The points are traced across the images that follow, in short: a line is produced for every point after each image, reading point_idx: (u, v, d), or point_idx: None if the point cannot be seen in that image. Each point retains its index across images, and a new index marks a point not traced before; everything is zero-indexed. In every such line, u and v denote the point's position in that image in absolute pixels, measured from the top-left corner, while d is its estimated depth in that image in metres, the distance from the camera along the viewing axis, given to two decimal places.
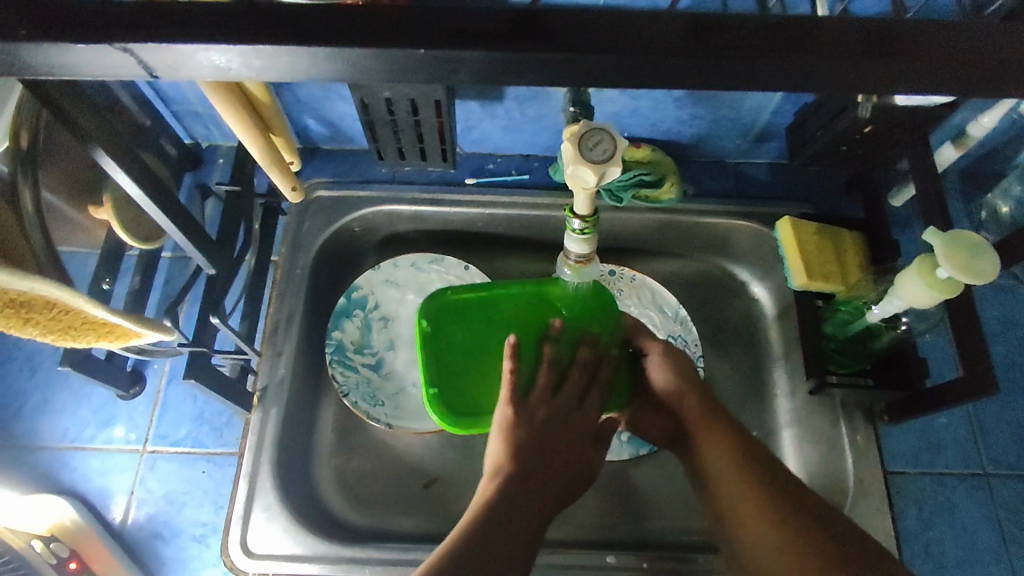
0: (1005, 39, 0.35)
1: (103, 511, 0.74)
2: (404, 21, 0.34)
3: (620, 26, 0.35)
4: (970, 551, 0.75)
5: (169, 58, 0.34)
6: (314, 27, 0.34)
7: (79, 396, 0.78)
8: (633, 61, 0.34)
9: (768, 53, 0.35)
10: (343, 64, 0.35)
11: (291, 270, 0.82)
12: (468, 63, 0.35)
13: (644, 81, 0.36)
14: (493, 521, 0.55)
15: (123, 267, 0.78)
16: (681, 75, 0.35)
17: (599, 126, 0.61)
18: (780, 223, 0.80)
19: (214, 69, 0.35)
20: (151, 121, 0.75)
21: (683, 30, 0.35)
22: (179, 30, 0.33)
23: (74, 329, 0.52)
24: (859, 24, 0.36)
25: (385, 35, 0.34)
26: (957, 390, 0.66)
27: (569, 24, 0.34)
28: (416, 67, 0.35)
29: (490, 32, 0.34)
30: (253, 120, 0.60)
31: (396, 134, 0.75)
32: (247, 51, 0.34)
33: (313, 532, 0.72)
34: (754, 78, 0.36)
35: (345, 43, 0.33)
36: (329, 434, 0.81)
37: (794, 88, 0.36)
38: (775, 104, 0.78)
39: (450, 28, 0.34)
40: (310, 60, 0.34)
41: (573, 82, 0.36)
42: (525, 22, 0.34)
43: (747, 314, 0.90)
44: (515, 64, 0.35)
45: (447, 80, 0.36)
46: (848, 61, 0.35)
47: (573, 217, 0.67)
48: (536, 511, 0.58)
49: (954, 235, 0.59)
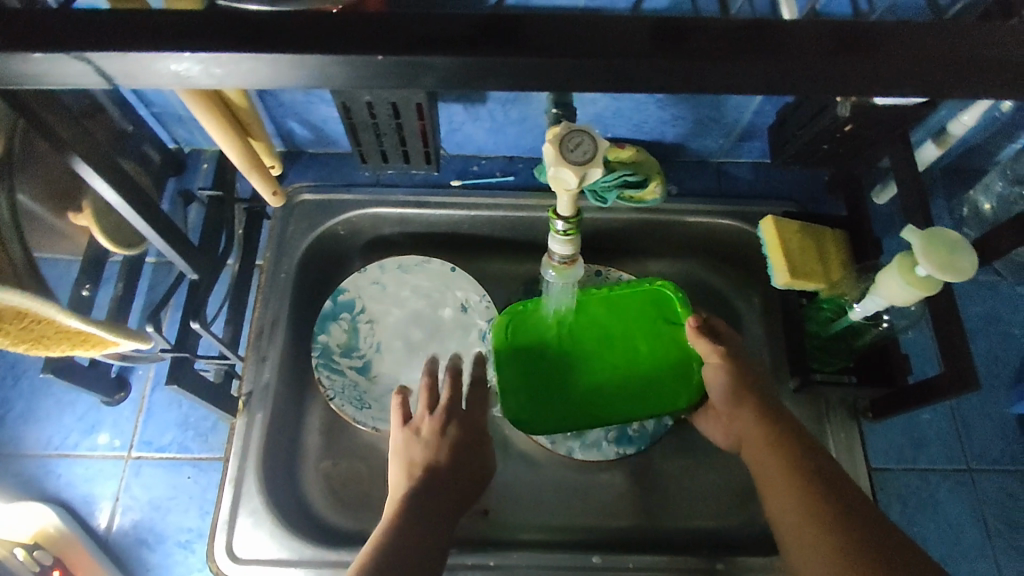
0: (970, 41, 0.36)
1: (88, 519, 0.73)
2: (372, 27, 0.34)
3: (587, 30, 0.35)
4: (954, 546, 0.75)
5: (132, 66, 0.34)
6: (282, 34, 0.34)
7: (63, 403, 0.77)
8: (601, 64, 0.35)
9: (735, 57, 0.35)
10: (312, 71, 0.35)
11: (275, 274, 0.82)
12: (434, 69, 0.35)
13: (614, 85, 0.36)
14: (396, 533, 0.56)
15: (106, 274, 0.77)
16: (650, 78, 0.36)
17: (580, 128, 0.61)
18: (762, 223, 0.81)
19: (178, 77, 0.35)
20: (134, 126, 0.74)
21: (651, 34, 0.35)
22: (143, 38, 0.33)
23: (48, 338, 0.52)
24: (829, 27, 0.36)
25: (354, 44, 0.34)
26: (938, 386, 0.67)
27: (536, 29, 0.35)
28: (383, 72, 0.35)
29: (457, 38, 0.34)
30: (232, 124, 0.60)
31: (379, 138, 0.75)
32: (212, 60, 0.34)
33: (299, 536, 0.72)
34: (722, 81, 0.36)
35: (312, 50, 0.33)
36: (315, 438, 0.81)
37: (763, 89, 0.36)
38: (756, 104, 0.78)
39: (417, 35, 0.34)
40: (277, 67, 0.34)
41: (542, 85, 0.36)
42: (494, 28, 0.34)
43: (732, 313, 0.90)
44: (482, 69, 0.35)
45: (416, 86, 0.36)
46: (815, 62, 0.35)
47: (556, 218, 0.67)
48: (440, 513, 0.59)
49: (933, 233, 0.60)
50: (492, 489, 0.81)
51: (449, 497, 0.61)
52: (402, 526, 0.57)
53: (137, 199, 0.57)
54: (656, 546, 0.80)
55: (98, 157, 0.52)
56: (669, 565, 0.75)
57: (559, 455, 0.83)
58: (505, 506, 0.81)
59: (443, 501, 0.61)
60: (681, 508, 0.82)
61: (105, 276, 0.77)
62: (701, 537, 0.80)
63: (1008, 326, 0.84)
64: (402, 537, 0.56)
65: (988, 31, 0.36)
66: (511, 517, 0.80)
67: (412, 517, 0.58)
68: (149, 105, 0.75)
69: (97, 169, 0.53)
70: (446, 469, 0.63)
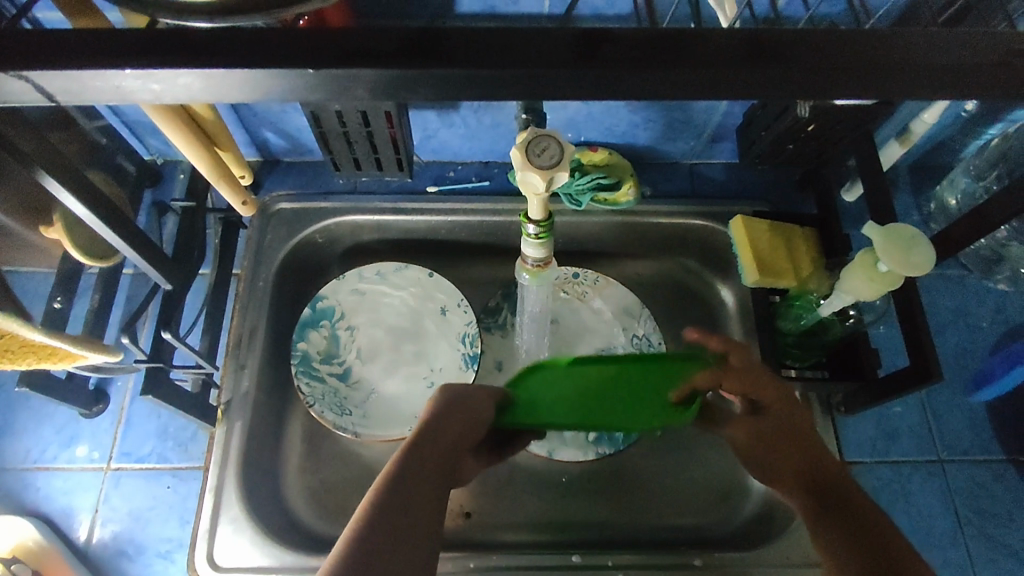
0: (900, 43, 0.37)
1: (67, 532, 0.73)
2: (320, 38, 0.35)
3: (528, 38, 0.36)
4: (928, 536, 0.77)
5: (82, 83, 0.35)
6: (230, 49, 0.34)
7: (41, 416, 0.77)
8: (542, 70, 0.36)
9: (674, 63, 0.36)
10: (258, 86, 0.35)
11: (253, 283, 0.83)
12: (377, 79, 0.36)
13: (556, 91, 0.37)
14: (369, 525, 0.48)
15: (82, 287, 0.78)
16: (589, 84, 0.37)
17: (546, 133, 0.62)
18: (732, 223, 0.83)
19: (129, 91, 0.36)
20: (107, 139, 0.75)
21: (590, 40, 0.36)
22: (91, 54, 0.34)
23: (12, 351, 0.52)
24: (765, 32, 0.37)
25: (299, 56, 0.35)
26: (905, 378, 0.68)
27: (477, 39, 0.36)
28: (329, 84, 0.36)
29: (402, 48, 0.35)
30: (200, 136, 0.61)
31: (351, 146, 0.76)
32: (153, 75, 0.34)
33: (280, 543, 0.72)
34: (663, 86, 0.37)
35: (259, 62, 0.34)
36: (295, 446, 0.81)
37: (703, 91, 0.37)
38: (724, 106, 0.80)
39: (361, 47, 0.35)
40: (225, 79, 0.35)
41: (486, 92, 0.37)
42: (439, 39, 0.35)
43: (709, 312, 0.91)
44: (424, 78, 0.36)
45: (352, 96, 0.37)
46: (751, 65, 0.36)
47: (527, 222, 0.68)
48: (426, 501, 0.51)
49: (891, 229, 0.61)
50: (473, 492, 0.82)
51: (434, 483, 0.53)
52: (377, 520, 0.49)
53: (106, 212, 0.58)
54: (637, 544, 0.81)
55: (64, 171, 0.53)
56: (649, 562, 0.75)
57: (539, 456, 0.84)
58: (487, 508, 0.82)
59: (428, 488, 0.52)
60: (661, 505, 0.83)
61: (81, 288, 0.77)
62: (680, 535, 0.81)
63: (977, 319, 0.85)
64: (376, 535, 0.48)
65: (918, 34, 0.37)
66: (492, 519, 0.81)
67: (390, 504, 0.50)
68: (121, 116, 0.75)
69: (64, 183, 0.53)
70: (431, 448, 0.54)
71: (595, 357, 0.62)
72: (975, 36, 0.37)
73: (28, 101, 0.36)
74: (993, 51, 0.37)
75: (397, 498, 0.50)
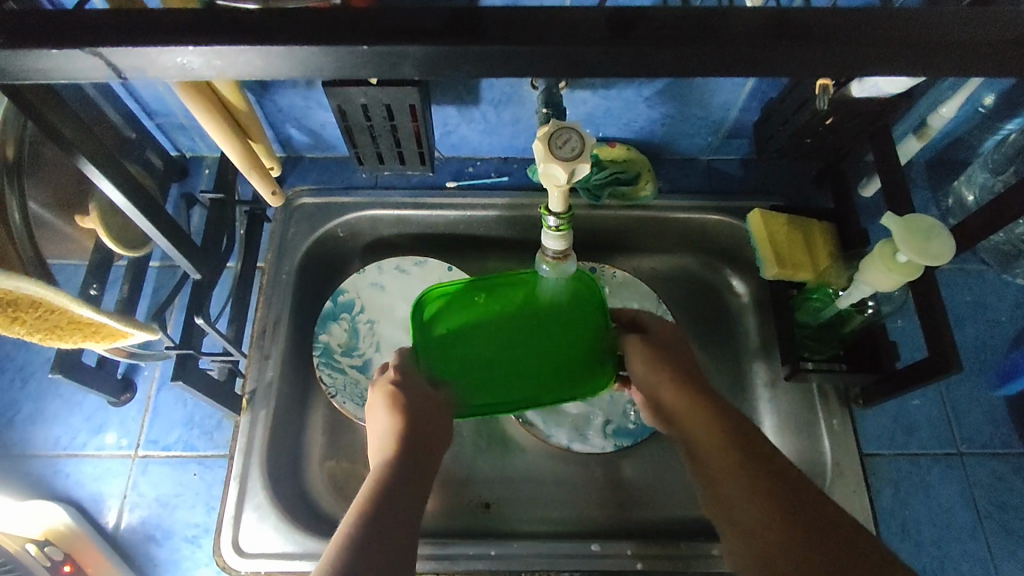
0: (925, 25, 0.38)
1: (96, 517, 0.75)
2: (360, 20, 0.36)
3: (559, 20, 0.37)
4: (947, 528, 0.77)
5: (138, 60, 0.36)
6: (275, 30, 0.36)
7: (71, 404, 0.79)
8: (574, 52, 0.37)
9: (703, 47, 0.37)
10: (302, 63, 0.37)
11: (277, 275, 0.84)
12: (416, 58, 0.37)
13: (586, 71, 0.38)
14: (364, 521, 0.56)
15: (112, 277, 0.79)
16: (619, 63, 0.38)
17: (569, 125, 0.63)
18: (749, 216, 0.84)
19: (182, 69, 0.37)
20: (137, 134, 0.77)
21: (622, 20, 0.37)
22: (145, 35, 0.35)
23: (60, 328, 0.54)
24: (792, 14, 0.38)
25: (342, 37, 0.36)
26: (924, 369, 0.68)
27: (510, 20, 0.37)
28: (369, 63, 0.37)
29: (439, 28, 0.36)
30: (233, 125, 0.63)
31: (374, 139, 0.78)
32: (200, 54, 0.36)
33: (303, 529, 0.74)
34: (690, 65, 0.38)
35: (303, 42, 0.36)
36: (318, 435, 0.83)
37: (730, 70, 0.39)
38: (741, 101, 0.81)
39: (400, 28, 0.36)
40: (271, 57, 0.36)
41: (518, 70, 0.38)
42: (475, 21, 0.37)
43: (724, 306, 0.92)
44: (460, 58, 0.37)
45: (393, 74, 0.38)
46: (777, 44, 0.37)
47: (548, 215, 0.69)
48: (414, 477, 0.63)
49: (911, 219, 0.62)
50: (492, 482, 0.83)
51: (413, 485, 0.62)
52: (369, 515, 0.56)
53: (141, 200, 0.60)
54: (653, 534, 0.81)
55: (103, 158, 0.55)
56: (669, 552, 0.76)
57: (557, 448, 0.85)
58: (506, 498, 0.83)
59: (410, 490, 0.61)
60: (678, 497, 0.83)
61: (111, 279, 0.79)
62: (698, 526, 0.82)
63: (996, 313, 0.85)
64: (369, 528, 0.55)
65: (943, 15, 0.38)
66: (510, 508, 0.82)
67: (387, 478, 0.61)
68: (153, 114, 0.78)
69: (102, 169, 0.55)
70: (410, 453, 0.64)
71: (523, 361, 0.80)
72: (999, 17, 0.38)
73: (89, 78, 0.38)
74: (1017, 32, 0.38)
75: (393, 479, 0.61)
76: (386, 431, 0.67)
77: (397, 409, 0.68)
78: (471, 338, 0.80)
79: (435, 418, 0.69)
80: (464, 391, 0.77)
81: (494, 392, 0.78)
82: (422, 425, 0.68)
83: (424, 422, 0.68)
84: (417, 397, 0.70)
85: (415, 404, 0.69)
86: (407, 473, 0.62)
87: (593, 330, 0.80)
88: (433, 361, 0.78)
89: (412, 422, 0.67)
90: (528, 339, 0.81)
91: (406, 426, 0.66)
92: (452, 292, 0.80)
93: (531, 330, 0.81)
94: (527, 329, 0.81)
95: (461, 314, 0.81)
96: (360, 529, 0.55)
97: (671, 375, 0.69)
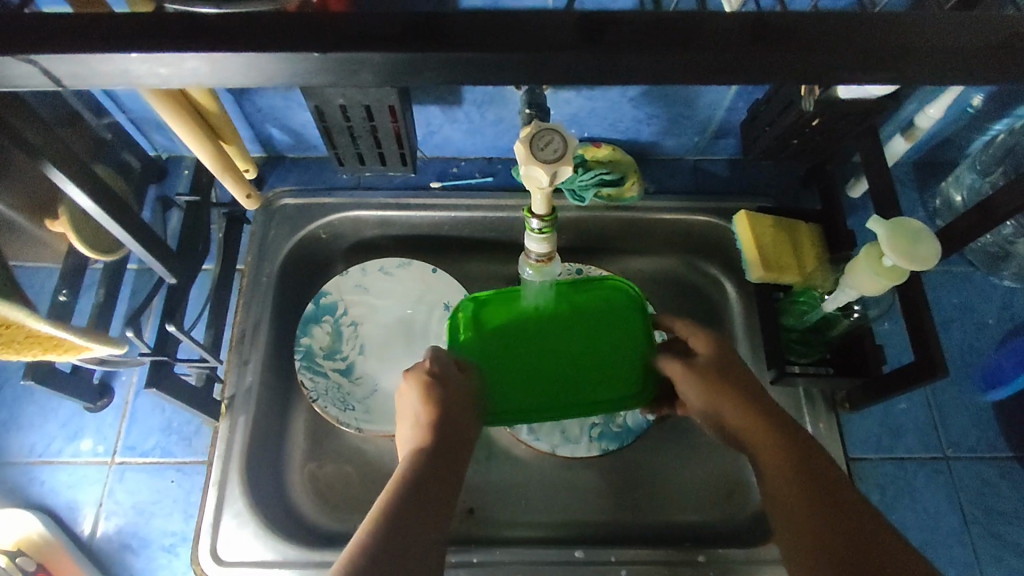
0: (907, 32, 0.37)
1: (72, 525, 0.73)
2: (320, 24, 0.35)
3: (531, 22, 0.36)
4: (932, 533, 0.76)
5: (80, 68, 0.35)
6: (232, 35, 0.34)
7: (46, 411, 0.78)
8: (546, 57, 0.36)
9: (678, 53, 0.36)
10: (264, 69, 0.35)
11: (257, 278, 0.83)
12: (377, 63, 0.36)
13: (559, 78, 0.37)
14: (385, 522, 0.55)
15: (86, 281, 0.78)
16: (595, 69, 0.37)
17: (550, 126, 0.62)
18: (736, 217, 0.83)
19: (129, 75, 0.36)
20: (112, 134, 0.75)
21: (598, 23, 0.36)
22: (95, 40, 0.34)
23: (17, 343, 0.52)
24: (773, 17, 0.37)
25: (301, 41, 0.35)
26: (910, 374, 0.68)
27: (482, 22, 0.36)
28: (332, 68, 0.36)
29: (404, 33, 0.35)
30: (205, 128, 0.61)
31: (355, 140, 0.76)
32: (156, 59, 0.34)
33: (283, 537, 0.73)
34: (668, 70, 0.37)
35: (260, 47, 0.34)
36: (299, 441, 0.82)
37: (708, 76, 0.38)
38: (727, 102, 0.80)
39: (365, 32, 0.35)
40: (226, 63, 0.35)
41: (489, 77, 0.37)
42: (444, 26, 0.35)
43: (711, 307, 0.91)
44: (427, 65, 0.36)
45: (354, 81, 0.37)
46: (758, 49, 0.36)
47: (531, 217, 0.68)
48: (441, 479, 0.61)
49: (897, 222, 0.61)
50: (476, 488, 0.82)
51: (441, 484, 0.61)
52: (392, 515, 0.55)
53: (111, 205, 0.58)
54: (639, 539, 0.81)
55: (69, 162, 0.53)
56: (654, 559, 0.75)
57: (543, 452, 0.84)
58: (490, 503, 0.82)
59: (438, 490, 0.60)
60: (665, 501, 0.83)
61: (86, 283, 0.78)
62: (685, 531, 0.81)
63: (983, 316, 0.85)
64: (392, 530, 0.54)
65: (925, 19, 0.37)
66: (495, 514, 0.81)
67: (415, 478, 0.59)
68: (126, 110, 0.75)
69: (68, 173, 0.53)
70: (440, 452, 0.63)
71: (559, 370, 0.79)
72: (981, 22, 0.37)
73: (34, 85, 0.37)
74: (999, 37, 0.37)
75: (420, 481, 0.59)
76: (415, 425, 0.65)
77: (430, 403, 0.65)
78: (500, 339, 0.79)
79: (466, 414, 0.67)
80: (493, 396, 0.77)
81: (515, 396, 0.78)
82: (455, 422, 0.66)
83: (457, 418, 0.66)
84: (451, 390, 0.67)
85: (449, 397, 0.67)
86: (433, 474, 0.61)
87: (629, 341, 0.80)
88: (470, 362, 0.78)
89: (444, 418, 0.65)
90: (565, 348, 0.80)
91: (438, 421, 0.64)
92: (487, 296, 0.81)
93: (566, 336, 0.80)
94: (562, 335, 0.80)
95: (494, 318, 0.80)
96: (381, 530, 0.54)
97: (721, 385, 0.66)
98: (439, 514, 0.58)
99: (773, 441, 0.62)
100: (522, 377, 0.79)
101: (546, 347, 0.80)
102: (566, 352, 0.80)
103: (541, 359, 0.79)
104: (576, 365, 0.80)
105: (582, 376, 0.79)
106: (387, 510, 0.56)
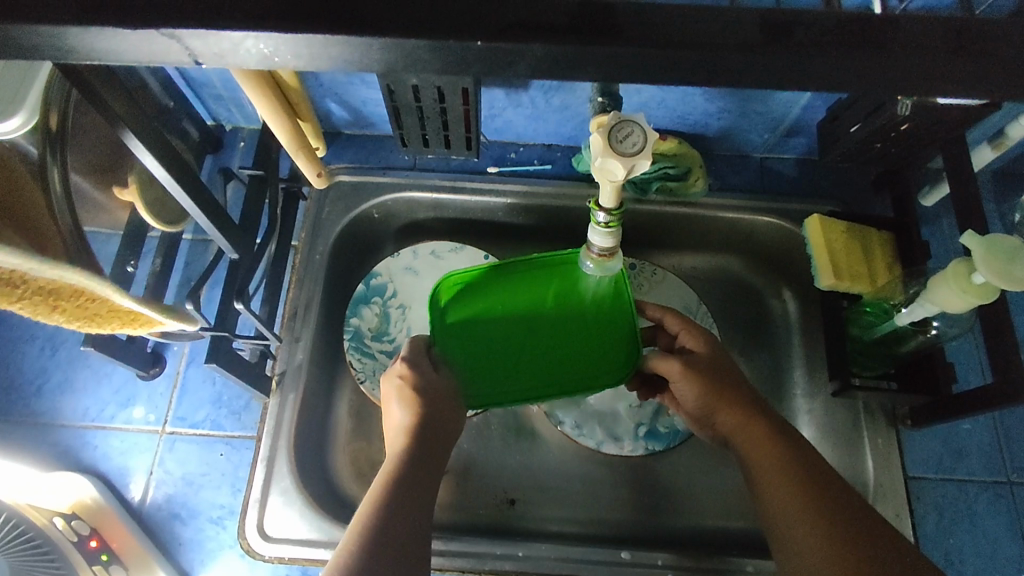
0: None
1: (122, 491, 0.74)
2: (460, 8, 0.32)
3: (687, 18, 0.33)
4: (991, 559, 0.74)
5: (222, 45, 0.32)
6: (369, 20, 0.31)
7: (101, 375, 0.78)
8: (710, 58, 0.33)
9: (865, 58, 0.33)
10: (399, 56, 0.33)
11: (310, 255, 0.82)
12: (529, 56, 0.33)
13: (707, 79, 0.35)
14: (376, 524, 0.54)
15: (145, 249, 0.78)
16: (750, 70, 0.34)
17: (630, 117, 0.57)
18: (807, 221, 0.79)
19: (264, 57, 0.33)
20: (174, 102, 0.74)
21: (756, 23, 0.33)
22: (226, 11, 0.31)
23: (100, 316, 0.52)
24: (973, 25, 0.33)
25: (452, 31, 0.32)
26: (988, 397, 0.65)
27: (639, 17, 0.33)
28: (471, 60, 0.33)
29: (559, 24, 0.32)
30: (285, 109, 0.61)
31: (421, 121, 0.75)
32: (298, 40, 0.31)
33: (328, 517, 0.72)
34: (824, 77, 0.34)
35: (398, 33, 0.31)
36: (344, 421, 0.81)
37: (858, 87, 0.34)
38: (806, 100, 0.76)
39: (512, 21, 0.32)
40: (364, 50, 0.32)
41: (638, 77, 0.34)
42: (606, 15, 0.33)
43: (766, 311, 0.89)
44: (574, 59, 0.33)
45: (503, 74, 0.34)
46: (924, 58, 0.33)
47: (597, 209, 0.62)
48: (427, 478, 0.60)
49: (992, 239, 0.58)
50: (518, 479, 0.82)
51: (421, 483, 0.59)
52: (378, 515, 0.54)
53: (182, 175, 0.57)
54: (681, 543, 0.79)
55: (145, 129, 0.52)
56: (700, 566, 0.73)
57: (587, 447, 0.83)
58: (533, 495, 0.81)
59: (421, 489, 0.59)
60: (707, 506, 0.81)
61: (144, 250, 0.78)
62: (728, 536, 0.80)
63: None
64: (382, 529, 0.54)
65: None
66: (536, 508, 0.80)
67: (402, 479, 0.58)
68: (192, 83, 0.75)
69: (147, 144, 0.52)
70: (424, 444, 0.62)
71: (543, 355, 0.77)
72: None
73: (165, 64, 0.34)
74: None
75: (406, 480, 0.58)
76: (399, 425, 0.64)
77: (409, 400, 0.64)
78: (480, 327, 0.78)
79: (451, 411, 0.67)
80: (472, 382, 0.75)
81: (488, 378, 0.76)
82: (439, 420, 0.65)
83: (440, 411, 0.65)
84: (432, 386, 0.66)
85: (428, 393, 0.65)
86: (418, 475, 0.59)
87: (619, 323, 0.77)
88: (454, 348, 0.77)
89: (425, 414, 0.64)
90: (548, 331, 0.78)
91: (420, 419, 0.63)
92: (474, 276, 0.79)
93: (548, 322, 0.78)
94: (544, 321, 0.78)
95: (472, 303, 0.79)
96: (371, 531, 0.53)
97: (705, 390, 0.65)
98: (422, 514, 0.57)
99: (754, 452, 0.61)
100: (494, 362, 0.77)
101: (527, 334, 0.78)
102: (540, 335, 0.78)
103: (513, 343, 0.78)
104: (552, 353, 0.77)
105: (553, 367, 0.77)
106: (372, 512, 0.55)
